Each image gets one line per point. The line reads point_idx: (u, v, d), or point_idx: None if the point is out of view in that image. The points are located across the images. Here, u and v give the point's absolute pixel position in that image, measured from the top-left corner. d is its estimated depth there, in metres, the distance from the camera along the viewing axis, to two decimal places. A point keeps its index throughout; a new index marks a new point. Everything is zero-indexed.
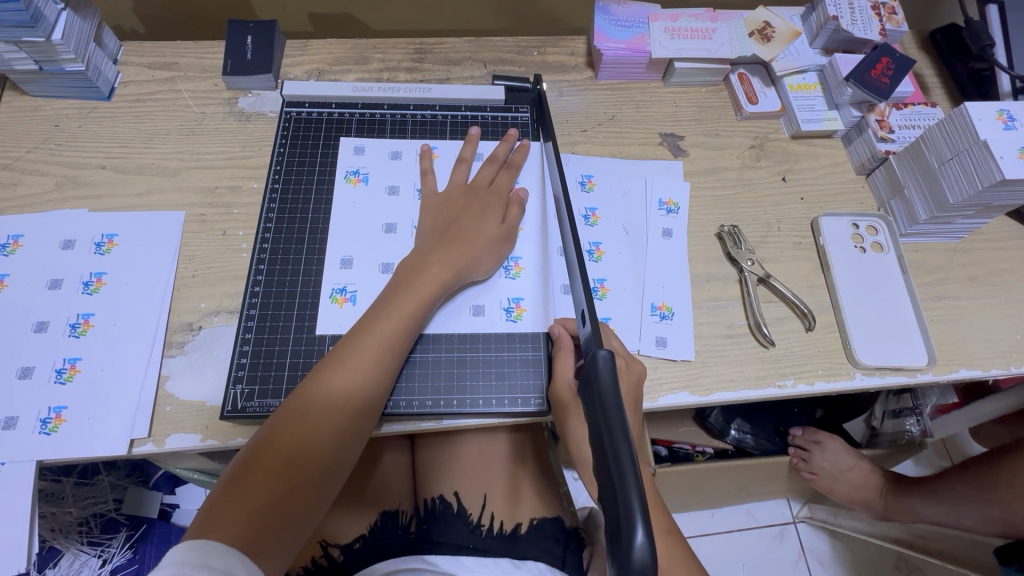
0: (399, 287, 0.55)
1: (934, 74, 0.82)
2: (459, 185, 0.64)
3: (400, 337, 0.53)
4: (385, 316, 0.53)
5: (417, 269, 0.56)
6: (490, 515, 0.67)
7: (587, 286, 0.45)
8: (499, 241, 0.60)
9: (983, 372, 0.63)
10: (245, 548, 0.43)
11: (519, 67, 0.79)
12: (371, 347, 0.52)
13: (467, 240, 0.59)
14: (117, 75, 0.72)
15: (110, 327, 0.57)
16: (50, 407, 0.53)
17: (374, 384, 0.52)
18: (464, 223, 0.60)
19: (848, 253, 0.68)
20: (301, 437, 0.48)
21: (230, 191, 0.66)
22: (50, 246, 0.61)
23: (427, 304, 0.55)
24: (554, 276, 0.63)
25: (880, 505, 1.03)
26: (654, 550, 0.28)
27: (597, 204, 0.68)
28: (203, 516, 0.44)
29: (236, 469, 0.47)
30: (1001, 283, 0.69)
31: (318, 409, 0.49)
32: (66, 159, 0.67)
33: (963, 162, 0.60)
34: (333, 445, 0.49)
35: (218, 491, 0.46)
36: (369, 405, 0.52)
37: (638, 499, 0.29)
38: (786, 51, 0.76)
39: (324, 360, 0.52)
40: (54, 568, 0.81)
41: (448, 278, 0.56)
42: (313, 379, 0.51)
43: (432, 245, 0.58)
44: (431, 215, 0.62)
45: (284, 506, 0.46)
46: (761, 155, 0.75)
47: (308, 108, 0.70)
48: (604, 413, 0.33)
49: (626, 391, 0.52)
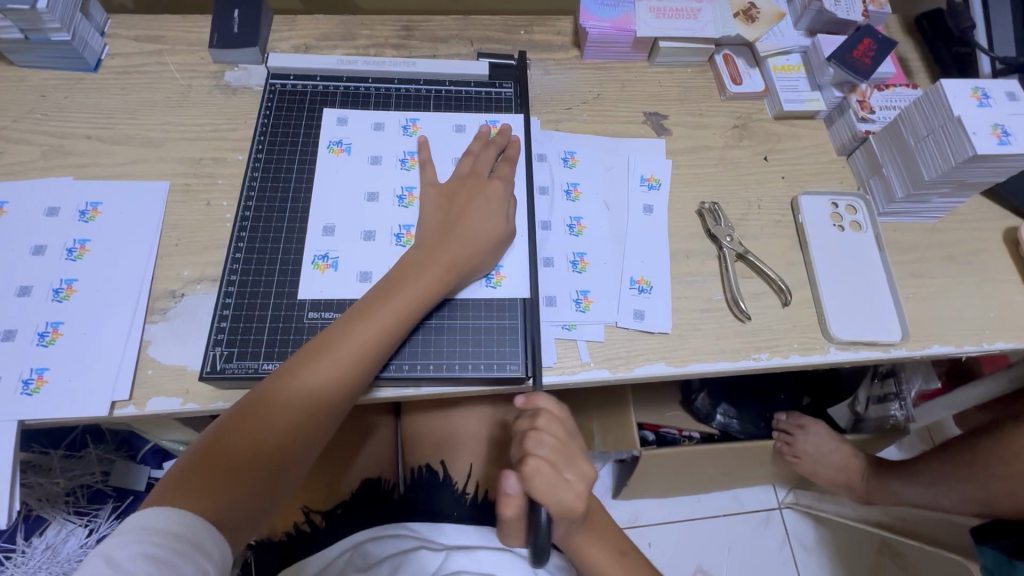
0: (403, 277, 0.55)
1: (917, 57, 0.83)
2: (461, 175, 0.64)
3: (396, 332, 0.54)
4: (386, 305, 0.54)
5: (421, 262, 0.56)
6: (475, 484, 0.69)
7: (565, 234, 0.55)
8: (504, 238, 0.61)
9: (956, 349, 0.64)
10: (215, 519, 0.44)
11: (504, 46, 0.79)
12: (365, 338, 0.52)
13: (473, 234, 0.59)
14: (105, 47, 0.73)
15: (93, 293, 0.58)
16: (32, 368, 0.54)
17: (364, 370, 0.52)
18: (468, 214, 0.60)
19: (827, 231, 0.69)
20: (280, 417, 0.49)
21: (215, 162, 0.67)
22: (34, 213, 0.61)
23: (426, 300, 0.55)
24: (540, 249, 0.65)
25: (862, 488, 1.04)
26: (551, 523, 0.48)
27: (580, 180, 0.69)
28: (171, 484, 0.44)
29: (212, 438, 0.48)
30: (977, 263, 0.69)
31: (307, 390, 0.50)
32: (53, 129, 0.67)
33: (938, 139, 0.61)
34: (314, 423, 0.51)
35: (190, 459, 0.46)
36: (355, 389, 0.52)
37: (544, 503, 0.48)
38: (769, 32, 0.77)
39: (317, 341, 0.52)
40: (40, 537, 0.82)
41: (449, 274, 0.57)
42: (304, 358, 0.51)
43: (438, 237, 0.58)
44: (434, 206, 0.62)
45: (257, 480, 0.47)
46: (743, 135, 0.75)
47: (293, 81, 0.71)
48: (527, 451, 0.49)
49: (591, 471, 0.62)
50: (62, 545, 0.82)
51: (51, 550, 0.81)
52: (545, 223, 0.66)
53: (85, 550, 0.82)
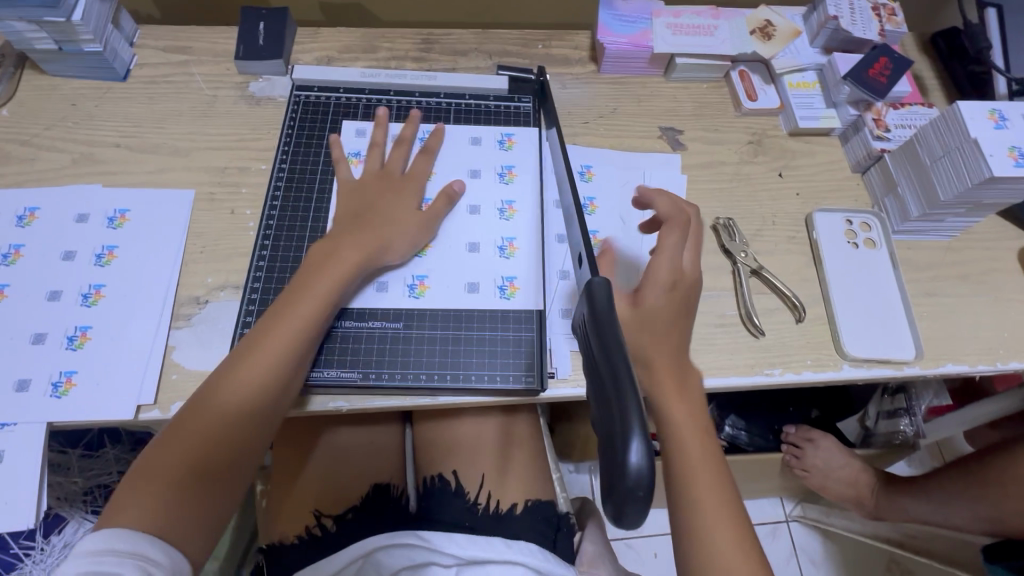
0: (309, 271, 0.56)
1: (932, 75, 0.83)
2: (374, 171, 0.65)
3: (313, 325, 0.54)
4: (297, 299, 0.54)
5: (327, 255, 0.57)
6: (487, 495, 0.69)
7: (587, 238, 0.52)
8: (420, 227, 0.62)
9: (970, 368, 0.65)
10: (155, 528, 0.44)
11: (522, 60, 0.80)
12: (278, 333, 0.53)
13: (382, 225, 0.60)
14: (133, 57, 0.75)
15: (121, 298, 0.59)
16: (61, 371, 0.56)
17: (288, 363, 0.52)
18: (377, 210, 0.61)
19: (841, 248, 0.69)
20: (208, 422, 0.49)
21: (239, 171, 0.68)
22: (64, 219, 0.63)
23: (338, 291, 0.56)
24: (552, 262, 0.65)
25: (871, 503, 1.02)
26: (649, 460, 0.33)
27: (596, 195, 0.70)
28: (115, 501, 0.45)
29: (148, 452, 0.48)
30: (992, 282, 0.70)
31: (229, 391, 0.50)
32: (82, 137, 0.69)
33: (954, 159, 0.61)
34: (252, 422, 0.51)
35: (130, 475, 0.47)
36: (286, 383, 0.52)
37: (634, 407, 0.35)
38: (785, 50, 0.78)
39: (243, 344, 0.53)
40: (59, 534, 0.83)
41: (358, 264, 0.57)
42: (229, 360, 0.52)
43: (340, 230, 0.59)
44: (344, 202, 0.62)
45: (199, 489, 0.47)
46: (759, 151, 0.76)
47: (317, 93, 0.72)
48: (614, 372, 0.37)
49: (668, 366, 0.51)
50: (80, 543, 0.83)
51: (69, 548, 0.82)
52: (558, 235, 0.67)
53: None
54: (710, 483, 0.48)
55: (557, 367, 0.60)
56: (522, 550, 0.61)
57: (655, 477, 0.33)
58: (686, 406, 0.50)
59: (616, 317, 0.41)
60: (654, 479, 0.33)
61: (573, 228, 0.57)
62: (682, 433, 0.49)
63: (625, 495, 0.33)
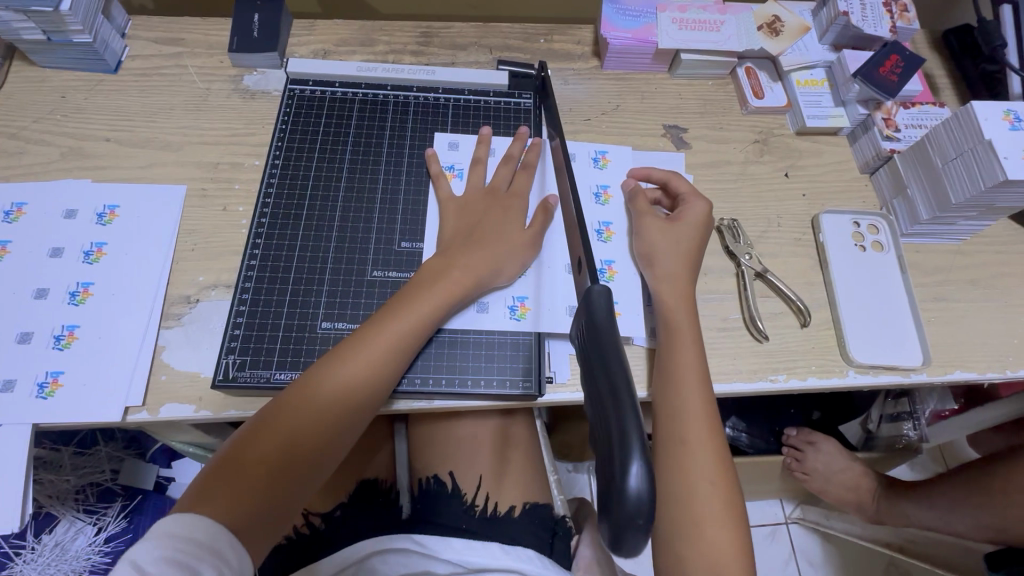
0: (417, 285, 0.55)
1: (942, 74, 0.81)
2: (478, 189, 0.64)
3: (412, 340, 0.53)
4: (404, 308, 0.53)
5: (441, 269, 0.56)
6: (484, 496, 0.68)
7: (587, 244, 0.50)
8: (522, 250, 0.60)
9: (978, 375, 0.63)
10: (232, 524, 0.43)
11: (524, 54, 0.78)
12: (379, 348, 0.51)
13: (492, 244, 0.59)
14: (125, 48, 0.73)
15: (109, 297, 0.58)
16: (47, 371, 0.54)
17: (390, 373, 0.52)
18: (487, 226, 0.60)
19: (847, 251, 0.68)
20: (299, 425, 0.48)
21: (231, 167, 0.66)
22: (52, 215, 0.61)
23: (442, 311, 0.55)
24: (556, 255, 0.63)
25: (872, 507, 1.00)
26: (649, 484, 0.32)
27: (610, 182, 0.69)
28: (194, 490, 0.44)
29: (236, 444, 0.47)
30: (1002, 287, 0.68)
31: (324, 397, 0.49)
32: (72, 130, 0.67)
33: (967, 161, 0.60)
34: (341, 427, 0.50)
35: (212, 465, 0.46)
36: (379, 394, 0.52)
37: (634, 423, 0.34)
38: (793, 46, 0.76)
39: (342, 345, 0.52)
40: (50, 533, 0.82)
41: (470, 283, 0.56)
42: (329, 360, 0.51)
43: (455, 246, 0.58)
44: (453, 219, 0.61)
45: (276, 488, 0.46)
46: (764, 150, 0.74)
47: (312, 87, 0.70)
48: (612, 390, 0.35)
49: (693, 365, 0.55)
50: (71, 543, 0.82)
51: (60, 548, 0.81)
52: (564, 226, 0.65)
53: (94, 549, 0.82)
54: (709, 439, 0.52)
55: (554, 372, 0.59)
56: (519, 557, 0.60)
57: (654, 502, 0.32)
58: (702, 398, 0.54)
59: (616, 331, 0.40)
60: (654, 503, 0.32)
61: (574, 231, 0.55)
62: (692, 389, 0.54)
63: (624, 518, 0.32)
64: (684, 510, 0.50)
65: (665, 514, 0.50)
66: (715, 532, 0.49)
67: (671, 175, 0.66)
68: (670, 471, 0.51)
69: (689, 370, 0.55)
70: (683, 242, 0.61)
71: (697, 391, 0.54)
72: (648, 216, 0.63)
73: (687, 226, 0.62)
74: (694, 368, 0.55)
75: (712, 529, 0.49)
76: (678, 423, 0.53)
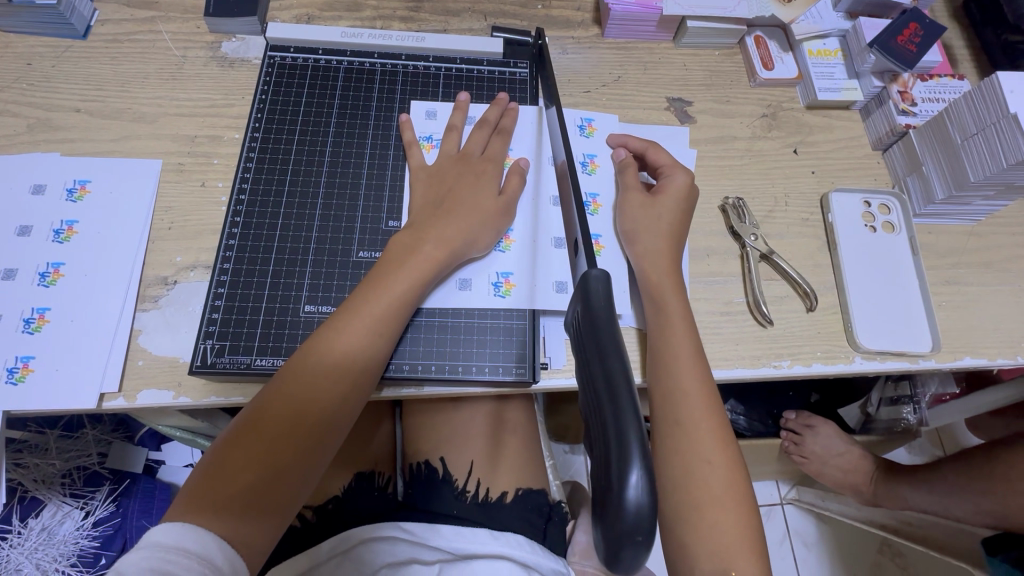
0: (388, 264, 0.52)
1: (963, 45, 0.76)
2: (450, 156, 0.60)
3: (390, 319, 0.50)
4: (375, 287, 0.51)
5: (411, 245, 0.53)
6: (476, 482, 0.66)
7: (584, 220, 0.47)
8: (496, 217, 0.57)
9: (988, 361, 0.61)
10: (226, 533, 0.41)
11: (520, 21, 0.74)
12: (353, 329, 0.49)
13: (463, 212, 0.55)
14: (94, 12, 0.68)
15: (80, 278, 0.55)
16: (17, 356, 0.52)
17: (371, 357, 0.49)
18: (459, 193, 0.57)
19: (858, 232, 0.65)
20: (283, 419, 0.46)
21: (210, 140, 0.63)
22: (19, 191, 0.58)
23: (418, 286, 0.52)
24: (549, 228, 0.60)
25: (869, 491, 1.00)
26: (650, 494, 0.30)
27: (597, 151, 0.65)
28: (182, 502, 0.42)
29: (220, 451, 0.45)
30: (1016, 270, 0.65)
31: (303, 386, 0.47)
32: (39, 100, 0.63)
33: (988, 137, 0.57)
34: (332, 418, 0.48)
35: (201, 472, 0.44)
36: (364, 379, 0.49)
37: (633, 427, 0.31)
38: (806, 13, 0.71)
39: (317, 334, 0.49)
40: (37, 518, 0.81)
41: (444, 256, 0.53)
42: (302, 349, 0.49)
43: (424, 218, 0.55)
44: (422, 187, 0.58)
45: (270, 490, 0.44)
46: (773, 125, 0.71)
47: (294, 54, 0.66)
48: (610, 388, 0.33)
49: (685, 343, 0.53)
50: (58, 527, 0.81)
51: (47, 531, 0.80)
52: (554, 197, 0.62)
53: (81, 533, 0.81)
54: (707, 420, 0.50)
55: (550, 358, 0.56)
56: (509, 543, 0.59)
57: (655, 511, 0.30)
58: (699, 380, 0.51)
59: (615, 321, 0.37)
60: (654, 513, 0.30)
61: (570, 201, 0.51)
62: (688, 372, 0.51)
63: (622, 529, 0.30)
64: (685, 494, 0.48)
65: (666, 497, 0.48)
66: (718, 516, 0.47)
67: (650, 148, 0.63)
68: (670, 454, 0.49)
69: (681, 350, 0.52)
70: (664, 218, 0.58)
71: (693, 370, 0.52)
72: (634, 190, 0.60)
73: (668, 200, 0.58)
74: (686, 348, 0.53)
75: (719, 516, 0.47)
76: (676, 404, 0.51)
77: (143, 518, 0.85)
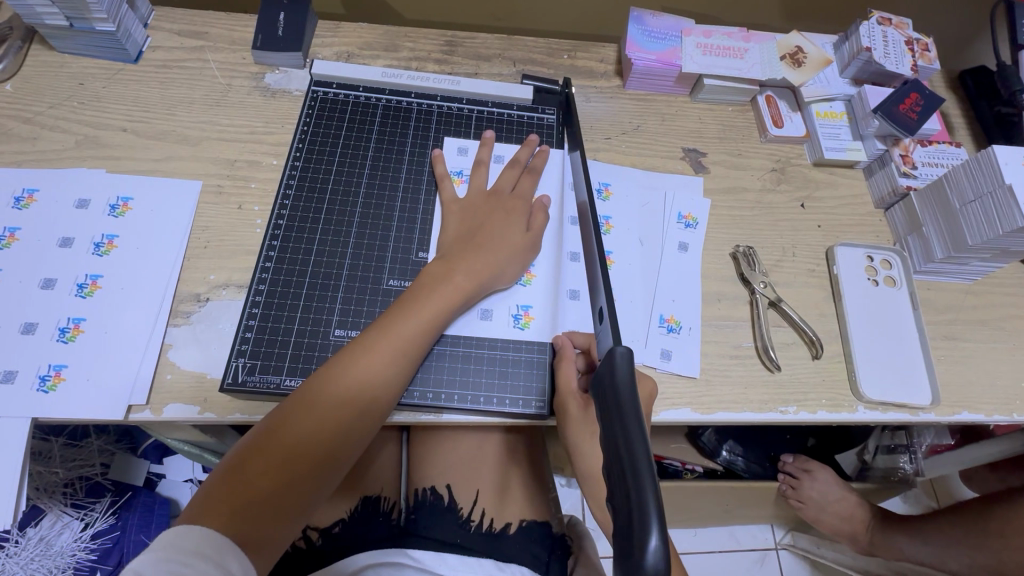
0: (418, 289, 0.55)
1: (959, 114, 0.82)
2: (480, 191, 0.63)
3: (416, 343, 0.53)
4: (405, 311, 0.53)
5: (443, 274, 0.56)
6: (481, 512, 0.66)
7: (608, 288, 0.48)
8: (523, 253, 0.60)
9: (985, 417, 0.63)
10: (237, 540, 0.42)
11: (548, 69, 0.78)
12: (381, 348, 0.51)
13: (492, 248, 0.58)
14: (146, 39, 0.72)
15: (119, 291, 0.57)
16: (50, 364, 0.53)
17: (393, 379, 0.51)
18: (489, 229, 0.60)
19: (860, 284, 0.68)
20: (303, 431, 0.47)
21: (249, 165, 0.66)
22: (63, 203, 0.60)
23: (445, 313, 0.54)
24: (565, 279, 0.62)
25: (865, 540, 1.01)
26: (667, 554, 0.29)
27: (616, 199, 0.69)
28: (197, 503, 0.43)
29: (237, 459, 0.46)
30: (1010, 329, 0.68)
31: (325, 400, 0.49)
32: (87, 118, 0.66)
33: (985, 205, 0.61)
34: (347, 433, 0.49)
35: (219, 475, 0.45)
36: (382, 399, 0.51)
37: (650, 491, 0.31)
38: (816, 78, 0.76)
39: (343, 349, 0.51)
40: (35, 527, 0.79)
41: (471, 289, 0.56)
42: (330, 365, 0.50)
43: (454, 250, 0.58)
44: (454, 222, 0.61)
45: (282, 499, 0.45)
46: (782, 179, 0.74)
47: (336, 89, 0.70)
48: (633, 463, 0.32)
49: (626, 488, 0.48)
50: (56, 538, 0.80)
51: (44, 543, 0.78)
52: (574, 252, 0.64)
53: (80, 545, 0.81)
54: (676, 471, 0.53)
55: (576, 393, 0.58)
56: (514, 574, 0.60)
57: None
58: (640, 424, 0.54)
59: (639, 393, 0.37)
60: None
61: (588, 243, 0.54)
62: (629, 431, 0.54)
63: None
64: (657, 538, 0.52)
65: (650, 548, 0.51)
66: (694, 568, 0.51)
67: None
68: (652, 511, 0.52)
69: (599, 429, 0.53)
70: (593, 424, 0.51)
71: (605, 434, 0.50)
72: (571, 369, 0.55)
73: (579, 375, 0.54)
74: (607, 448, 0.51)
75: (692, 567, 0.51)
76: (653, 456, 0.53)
77: (142, 533, 0.86)
